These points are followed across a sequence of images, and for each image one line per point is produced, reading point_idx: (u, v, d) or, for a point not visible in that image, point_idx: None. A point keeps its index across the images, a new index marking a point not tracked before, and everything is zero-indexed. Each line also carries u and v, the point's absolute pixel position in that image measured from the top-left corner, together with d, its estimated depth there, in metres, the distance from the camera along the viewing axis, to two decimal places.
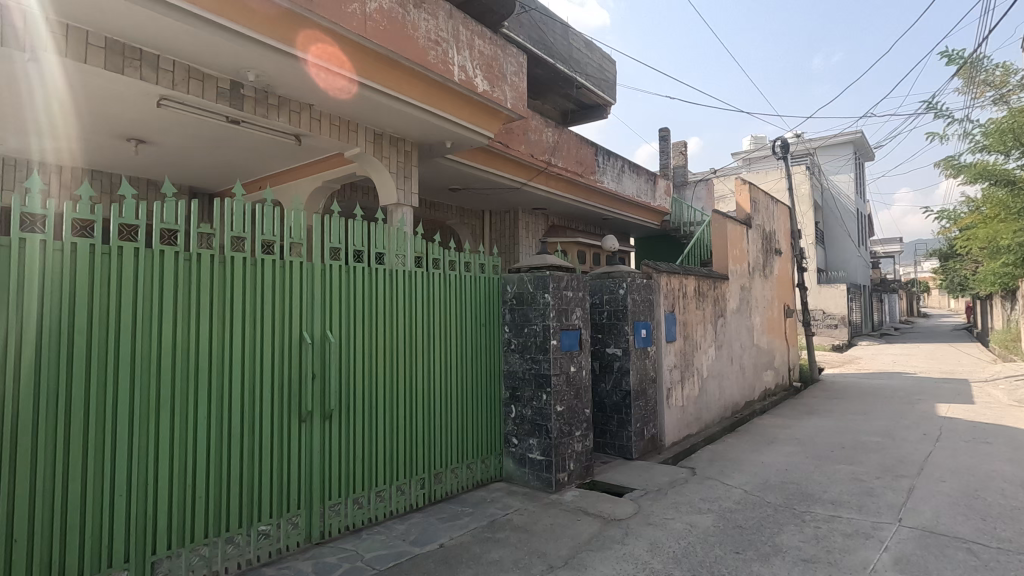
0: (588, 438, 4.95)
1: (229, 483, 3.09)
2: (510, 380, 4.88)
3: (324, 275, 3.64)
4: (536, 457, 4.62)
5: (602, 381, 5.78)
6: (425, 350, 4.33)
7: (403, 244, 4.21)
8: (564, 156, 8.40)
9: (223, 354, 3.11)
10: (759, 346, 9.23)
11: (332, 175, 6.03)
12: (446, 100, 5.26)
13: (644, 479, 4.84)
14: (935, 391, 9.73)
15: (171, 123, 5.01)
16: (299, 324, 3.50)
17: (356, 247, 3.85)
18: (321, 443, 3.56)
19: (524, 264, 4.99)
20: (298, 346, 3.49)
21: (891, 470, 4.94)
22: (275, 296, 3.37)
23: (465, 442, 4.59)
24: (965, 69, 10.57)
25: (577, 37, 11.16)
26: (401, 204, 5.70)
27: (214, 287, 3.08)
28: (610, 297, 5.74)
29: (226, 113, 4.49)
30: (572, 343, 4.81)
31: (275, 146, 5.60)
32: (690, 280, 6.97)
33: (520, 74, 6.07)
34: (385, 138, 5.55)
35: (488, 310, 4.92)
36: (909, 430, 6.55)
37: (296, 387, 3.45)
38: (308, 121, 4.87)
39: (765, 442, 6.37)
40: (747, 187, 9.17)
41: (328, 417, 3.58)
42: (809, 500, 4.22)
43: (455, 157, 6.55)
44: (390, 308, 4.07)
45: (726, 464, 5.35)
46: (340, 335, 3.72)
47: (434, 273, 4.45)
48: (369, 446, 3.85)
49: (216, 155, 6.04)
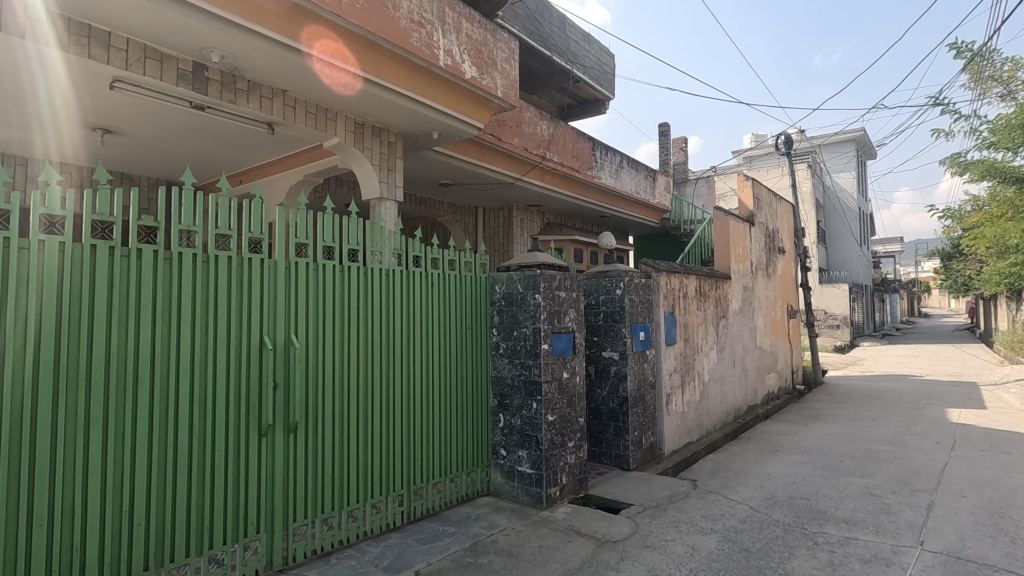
0: (582, 448, 4.61)
1: (173, 506, 2.75)
2: (498, 387, 4.54)
3: (289, 274, 3.29)
4: (526, 470, 4.28)
5: (599, 387, 5.44)
6: (404, 355, 3.98)
7: (380, 240, 3.86)
8: (561, 150, 8.06)
9: (169, 363, 2.77)
10: (761, 348, 8.89)
11: (314, 169, 5.74)
12: (432, 87, 4.93)
13: (641, 493, 4.50)
14: (944, 395, 9.39)
15: (135, 111, 4.65)
16: (260, 328, 3.15)
17: (327, 243, 3.50)
18: (285, 460, 3.23)
19: (513, 261, 4.63)
20: (260, 353, 3.14)
21: (906, 484, 4.61)
22: (232, 295, 3.01)
23: (448, 454, 4.25)
24: (973, 63, 10.25)
25: (576, 30, 10.82)
26: (385, 198, 5.37)
27: (157, 286, 2.73)
28: (607, 297, 5.41)
29: (190, 98, 4.14)
30: (565, 347, 4.47)
31: (249, 135, 5.25)
32: (691, 279, 6.65)
33: (512, 61, 5.72)
34: (368, 128, 5.20)
35: (474, 311, 4.57)
36: (921, 438, 6.23)
37: (257, 397, 3.10)
38: (282, 108, 4.53)
39: (770, 450, 6.03)
40: (750, 183, 8.83)
41: (292, 431, 3.24)
42: (821, 519, 3.89)
43: (444, 150, 6.21)
44: (366, 311, 3.73)
45: (730, 476, 5.01)
46: (307, 340, 3.38)
47: (415, 272, 4.09)
48: (342, 462, 3.52)
49: (191, 146, 5.69)
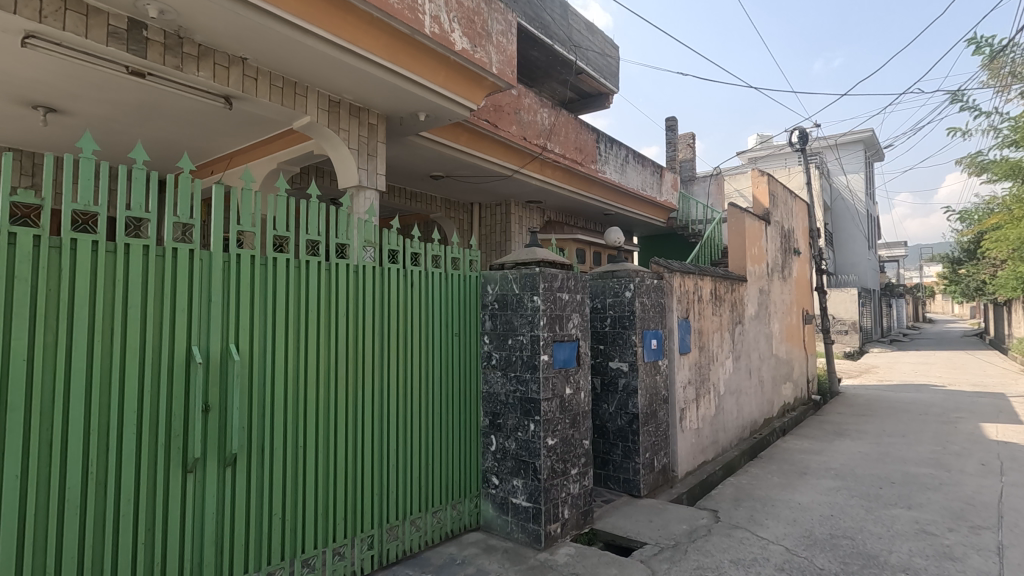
0: (587, 475, 3.97)
1: (55, 568, 2.10)
2: (489, 404, 3.90)
3: (226, 269, 2.65)
4: (521, 502, 3.64)
5: (605, 402, 4.80)
6: (376, 366, 3.34)
7: (349, 229, 3.23)
8: (562, 140, 7.46)
9: (52, 383, 2.12)
10: (777, 356, 8.24)
11: (288, 156, 5.20)
12: (418, 61, 4.32)
13: (655, 528, 3.84)
14: (973, 407, 8.72)
15: (79, 85, 4.09)
16: (188, 336, 2.50)
17: (277, 233, 2.86)
18: (219, 500, 2.59)
19: (509, 258, 3.98)
20: (187, 367, 2.50)
21: (964, 519, 3.98)
22: (150, 294, 2.38)
23: (430, 484, 3.63)
24: (997, 55, 9.67)
25: (579, 19, 10.22)
26: (365, 186, 4.75)
27: (39, 282, 2.09)
28: (615, 301, 4.78)
29: (126, 62, 3.51)
30: (567, 358, 3.84)
31: (210, 115, 4.65)
32: (706, 281, 6.02)
33: (509, 34, 5.10)
34: (344, 107, 4.57)
35: (462, 316, 3.93)
36: (963, 460, 5.59)
37: (180, 423, 2.46)
38: (241, 79, 3.88)
39: (796, 473, 5.38)
40: (765, 179, 8.20)
41: (230, 464, 2.61)
42: (874, 567, 3.26)
43: (433, 135, 5.58)
44: (330, 314, 3.11)
45: (755, 507, 4.36)
46: (252, 352, 2.74)
47: (391, 270, 3.45)
48: (297, 499, 2.89)
49: (150, 129, 5.08)
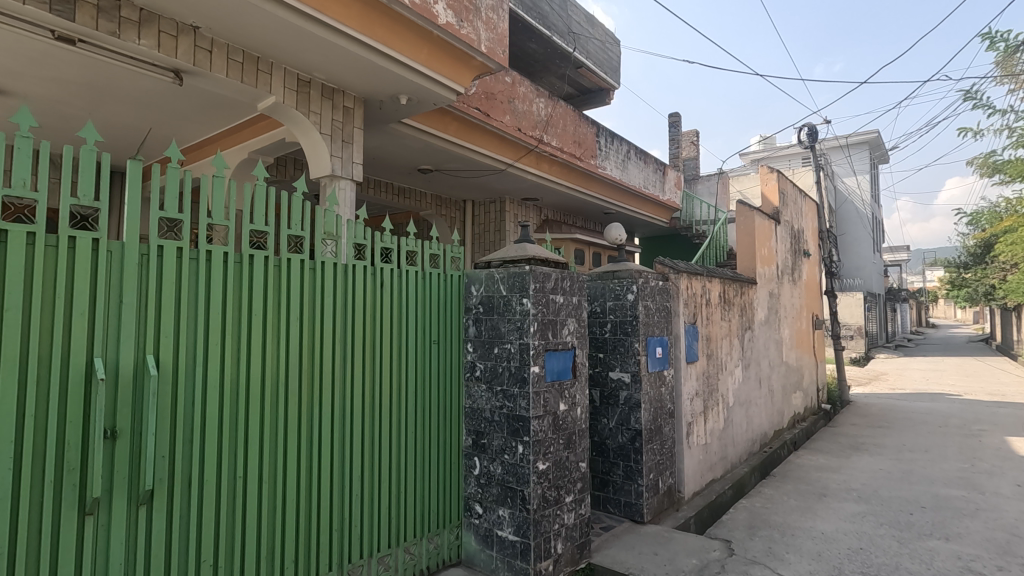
0: (584, 503, 3.49)
1: None
2: (472, 422, 3.42)
3: (142, 264, 2.17)
4: (507, 536, 3.16)
5: (605, 417, 4.33)
6: (338, 379, 2.85)
7: (304, 219, 2.73)
8: (559, 133, 6.97)
9: None
10: (787, 364, 7.74)
11: (257, 145, 4.74)
12: (397, 35, 3.86)
13: (661, 564, 3.35)
14: (994, 419, 8.23)
15: (13, 59, 3.63)
16: (91, 347, 2.03)
17: (211, 221, 2.38)
18: (129, 547, 2.11)
19: (496, 255, 3.50)
20: (89, 387, 2.02)
21: (1012, 553, 3.51)
22: (34, 293, 1.90)
23: (402, 515, 3.14)
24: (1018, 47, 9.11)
25: (579, 10, 9.75)
26: (338, 175, 4.27)
27: None
28: (615, 304, 4.31)
29: (52, 25, 3.09)
30: (562, 369, 3.37)
31: (168, 96, 4.21)
32: (714, 284, 5.54)
33: (500, 10, 4.63)
34: (316, 87, 4.10)
35: (441, 320, 3.45)
36: (996, 480, 5.12)
37: (76, 454, 1.99)
38: (192, 51, 3.43)
39: (815, 495, 4.89)
40: (774, 176, 7.73)
41: (145, 503, 2.13)
42: None
43: (417, 123, 5.12)
44: (279, 320, 2.62)
45: (773, 536, 3.88)
46: (177, 365, 2.26)
47: (357, 266, 2.95)
48: (233, 543, 2.42)
49: (107, 112, 4.62)
